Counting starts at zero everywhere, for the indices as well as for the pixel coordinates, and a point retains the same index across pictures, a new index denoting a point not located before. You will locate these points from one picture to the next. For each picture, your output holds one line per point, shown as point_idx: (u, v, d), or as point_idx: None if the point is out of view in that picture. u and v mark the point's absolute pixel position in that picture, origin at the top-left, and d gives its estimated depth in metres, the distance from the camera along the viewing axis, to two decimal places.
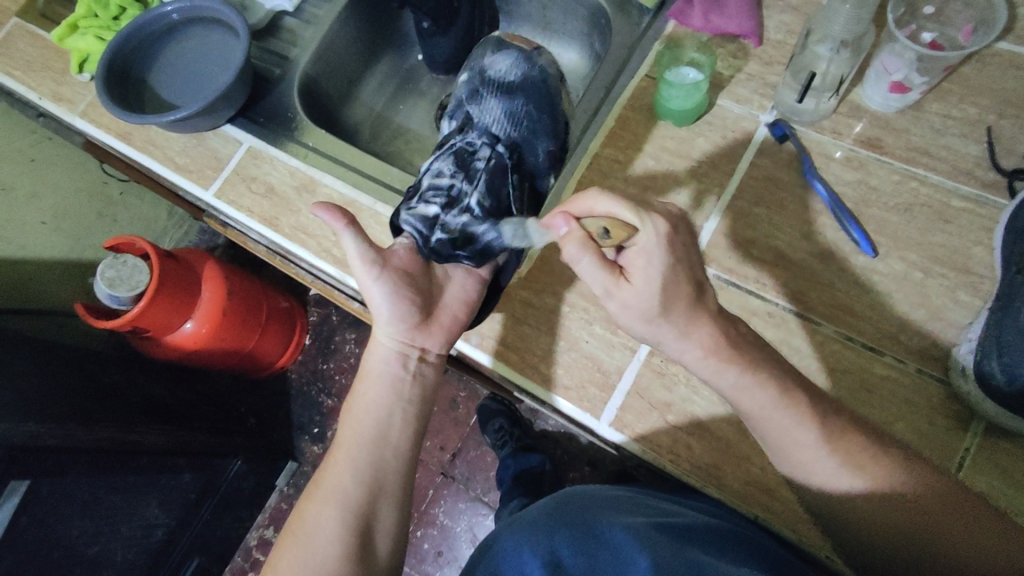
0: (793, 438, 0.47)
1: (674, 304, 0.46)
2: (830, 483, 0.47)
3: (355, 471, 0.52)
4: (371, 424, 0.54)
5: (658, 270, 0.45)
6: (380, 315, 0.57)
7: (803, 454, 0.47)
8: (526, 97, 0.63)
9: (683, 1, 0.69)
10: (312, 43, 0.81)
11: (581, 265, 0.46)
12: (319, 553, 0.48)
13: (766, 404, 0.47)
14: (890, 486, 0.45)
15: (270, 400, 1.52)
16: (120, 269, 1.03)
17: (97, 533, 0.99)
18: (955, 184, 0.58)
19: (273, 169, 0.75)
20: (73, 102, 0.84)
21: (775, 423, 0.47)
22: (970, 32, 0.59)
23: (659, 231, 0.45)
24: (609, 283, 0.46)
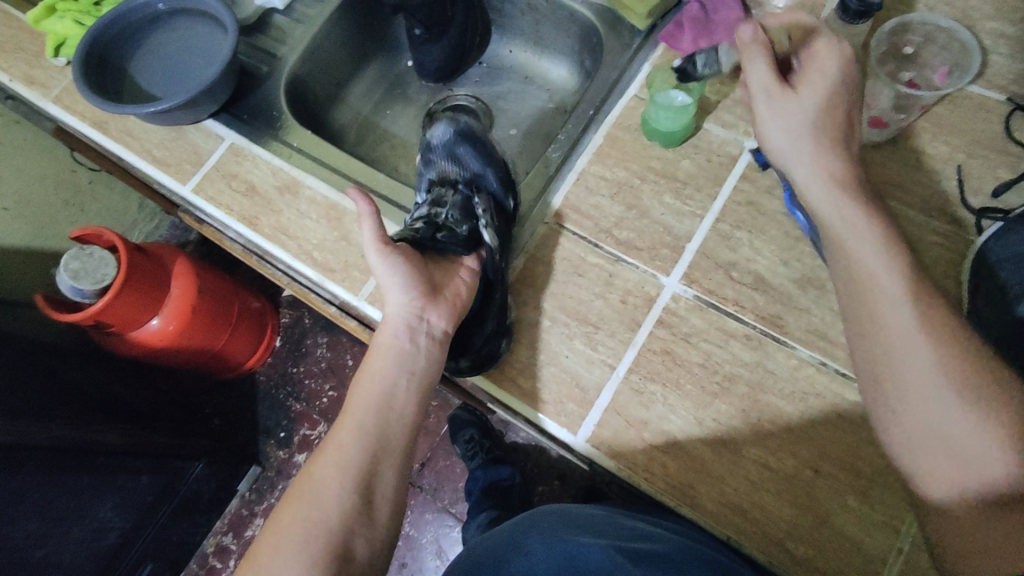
0: (921, 377, 0.45)
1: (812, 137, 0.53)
2: (914, 426, 0.45)
3: (360, 432, 0.53)
4: (377, 389, 0.55)
5: (826, 83, 0.54)
6: (391, 289, 0.58)
7: (915, 390, 0.45)
8: (465, 144, 0.68)
9: (673, 26, 0.71)
10: (302, 42, 0.80)
11: (759, 66, 0.55)
12: (324, 512, 0.49)
13: (914, 326, 0.46)
14: (994, 450, 0.43)
15: (235, 402, 1.49)
16: (86, 261, 0.99)
17: (46, 534, 0.94)
18: (926, 219, 0.60)
19: (255, 167, 0.73)
20: (46, 87, 0.81)
21: (895, 346, 0.46)
22: (944, 75, 0.62)
23: (844, 54, 0.54)
24: (774, 87, 0.54)
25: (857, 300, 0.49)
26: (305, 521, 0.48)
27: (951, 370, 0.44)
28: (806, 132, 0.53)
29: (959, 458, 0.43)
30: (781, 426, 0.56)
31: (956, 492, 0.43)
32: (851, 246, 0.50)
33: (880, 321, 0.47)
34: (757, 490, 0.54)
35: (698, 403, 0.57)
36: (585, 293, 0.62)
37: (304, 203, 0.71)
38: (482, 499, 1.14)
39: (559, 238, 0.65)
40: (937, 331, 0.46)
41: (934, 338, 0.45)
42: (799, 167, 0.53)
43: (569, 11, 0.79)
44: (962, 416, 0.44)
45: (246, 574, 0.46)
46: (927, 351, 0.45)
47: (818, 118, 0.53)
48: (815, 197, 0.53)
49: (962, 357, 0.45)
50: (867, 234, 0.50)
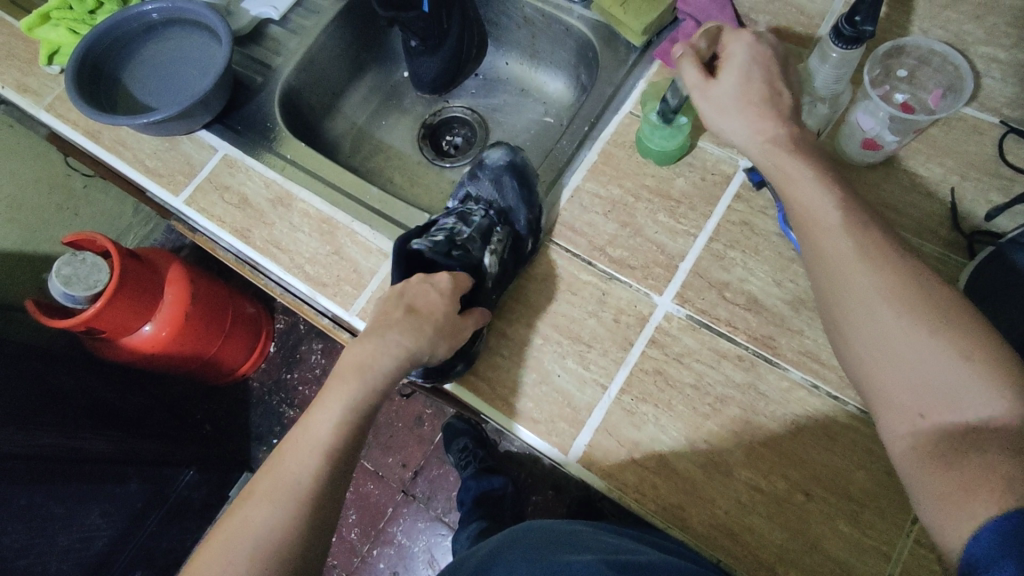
0: (874, 314, 0.43)
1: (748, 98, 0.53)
2: (879, 371, 0.42)
3: (313, 463, 0.49)
4: (358, 379, 0.52)
5: (756, 67, 0.54)
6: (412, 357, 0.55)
7: (862, 323, 0.43)
8: (512, 175, 0.67)
9: (668, 42, 0.71)
10: (297, 53, 0.80)
11: (688, 70, 0.56)
12: (292, 498, 0.48)
13: (833, 246, 0.46)
14: (957, 382, 0.39)
15: (228, 408, 1.48)
16: (77, 268, 0.98)
17: (28, 544, 0.91)
18: (919, 241, 0.60)
19: (248, 179, 0.73)
20: (39, 95, 0.80)
21: (839, 266, 0.45)
22: (940, 97, 0.61)
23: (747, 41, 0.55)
24: (703, 81, 0.55)
25: (808, 249, 0.48)
26: (246, 549, 0.47)
27: (902, 302, 0.42)
28: (749, 110, 0.53)
29: (936, 395, 0.39)
30: (772, 449, 0.55)
31: (933, 436, 0.39)
32: (800, 198, 0.49)
33: (824, 267, 0.46)
34: (748, 513, 0.54)
35: (689, 424, 0.57)
36: (578, 312, 0.62)
37: (297, 217, 0.71)
38: (474, 509, 1.13)
39: (552, 256, 0.65)
40: (880, 262, 0.44)
41: (877, 268, 0.44)
42: (732, 124, 0.54)
43: (565, 26, 0.79)
44: (919, 339, 0.41)
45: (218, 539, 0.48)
46: (874, 288, 0.43)
47: (751, 96, 0.53)
48: (755, 149, 0.53)
49: (906, 284, 0.42)
50: (802, 174, 0.49)
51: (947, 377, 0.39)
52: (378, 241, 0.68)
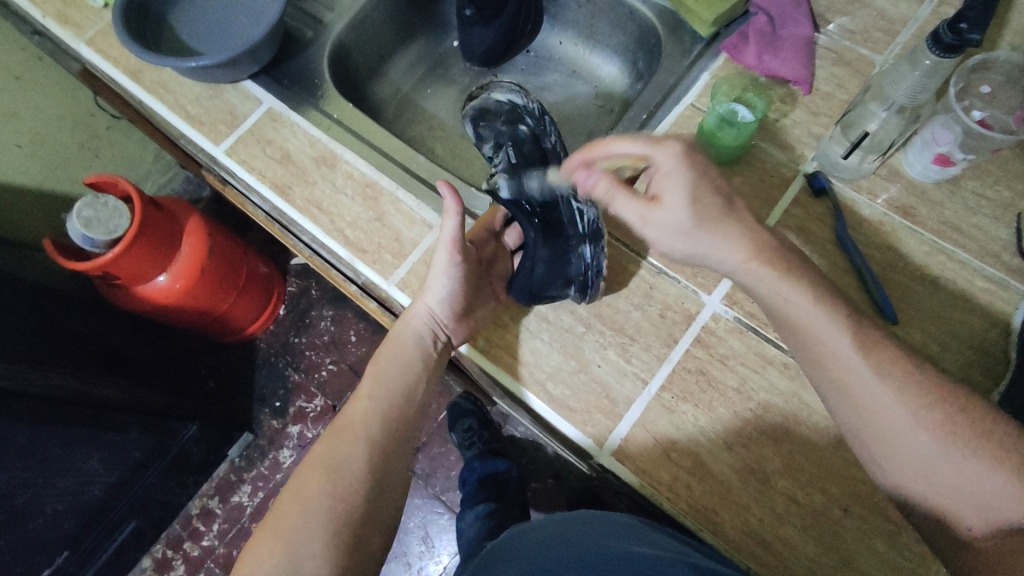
0: (909, 446, 0.43)
1: (706, 222, 0.50)
2: (914, 483, 0.44)
3: (379, 416, 0.57)
4: (397, 369, 0.60)
5: (684, 189, 0.50)
6: (433, 292, 0.60)
7: (899, 453, 0.44)
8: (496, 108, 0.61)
9: (737, 36, 0.69)
10: (350, 11, 0.78)
11: (621, 203, 0.53)
12: (347, 478, 0.53)
13: (828, 343, 0.46)
14: (1007, 491, 0.41)
15: (233, 366, 1.47)
16: (98, 210, 0.96)
17: (25, 483, 0.91)
18: (980, 264, 0.59)
19: (292, 135, 0.71)
20: (81, 28, 0.78)
21: (849, 379, 0.45)
22: (1021, 119, 0.59)
23: (676, 152, 0.51)
24: (644, 212, 0.52)
25: (824, 373, 0.47)
26: (324, 497, 0.52)
27: (933, 427, 0.43)
28: (699, 233, 0.50)
29: (941, 493, 0.43)
30: (812, 460, 0.54)
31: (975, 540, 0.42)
32: (817, 330, 0.47)
33: (848, 397, 0.46)
34: (782, 523, 0.53)
35: (729, 428, 0.56)
36: (623, 303, 0.61)
37: (340, 178, 0.69)
38: (477, 491, 1.13)
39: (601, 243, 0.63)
40: (907, 392, 0.44)
41: (906, 398, 0.44)
42: (700, 247, 0.51)
43: (629, 9, 0.77)
44: (961, 463, 0.42)
45: (272, 515, 0.51)
46: (907, 413, 0.43)
47: (699, 213, 0.50)
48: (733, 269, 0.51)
49: (935, 411, 0.43)
50: (778, 282, 0.49)
51: (987, 491, 0.41)
52: (422, 211, 0.67)
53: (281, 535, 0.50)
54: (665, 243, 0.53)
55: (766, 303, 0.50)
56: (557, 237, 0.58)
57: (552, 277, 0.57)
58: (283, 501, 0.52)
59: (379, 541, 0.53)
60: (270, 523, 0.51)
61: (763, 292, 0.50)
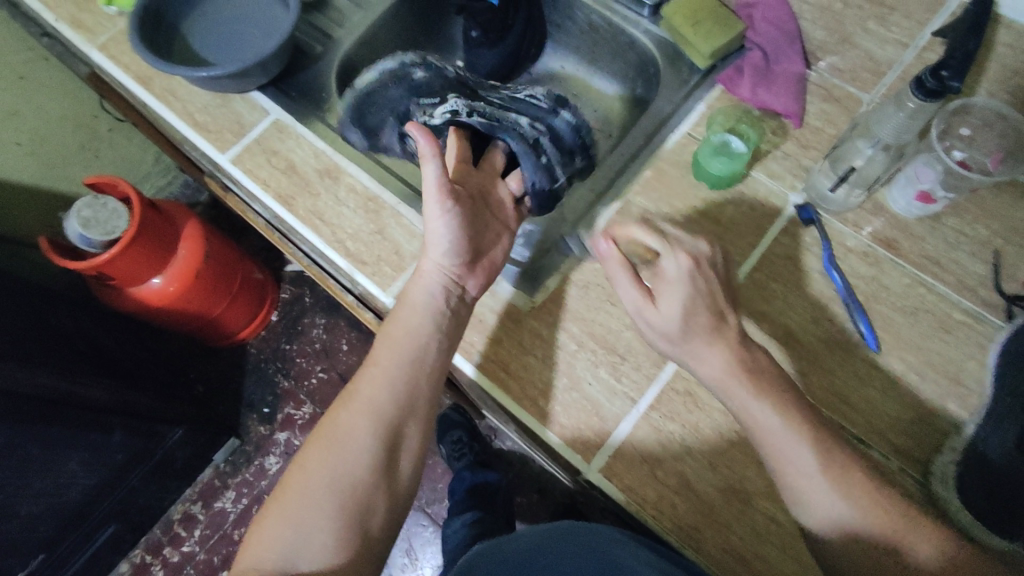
0: (809, 485, 0.48)
1: (695, 331, 0.52)
2: (818, 515, 0.48)
3: (387, 391, 0.54)
4: (408, 342, 0.56)
5: (683, 289, 0.53)
6: (435, 244, 0.58)
7: (808, 492, 0.48)
8: (392, 92, 0.71)
9: (733, 70, 0.72)
10: (359, 28, 0.80)
11: (621, 280, 0.54)
12: (350, 461, 0.51)
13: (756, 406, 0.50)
14: (881, 529, 0.47)
15: (222, 371, 1.46)
16: (97, 211, 0.97)
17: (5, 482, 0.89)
18: (958, 298, 0.61)
19: (297, 147, 0.73)
20: (93, 33, 0.80)
21: (776, 441, 0.50)
22: (998, 161, 0.62)
23: (683, 265, 0.53)
24: (641, 301, 0.54)
25: (749, 430, 0.51)
26: (328, 476, 0.50)
27: (837, 476, 0.48)
28: (678, 335, 0.53)
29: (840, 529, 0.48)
30: None
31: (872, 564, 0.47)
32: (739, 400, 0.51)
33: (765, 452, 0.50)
34: (762, 543, 0.55)
35: (714, 448, 0.57)
36: (615, 323, 0.63)
37: (343, 191, 0.70)
38: (465, 499, 1.13)
39: (595, 263, 0.65)
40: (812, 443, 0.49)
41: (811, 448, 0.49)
42: (686, 355, 0.53)
43: (630, 38, 0.79)
44: (848, 504, 0.48)
45: (272, 499, 0.51)
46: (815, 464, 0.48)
47: (688, 321, 0.52)
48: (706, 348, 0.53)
49: (840, 464, 0.49)
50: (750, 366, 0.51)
51: (872, 530, 0.47)
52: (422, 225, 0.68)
53: (281, 512, 0.49)
54: (656, 338, 0.55)
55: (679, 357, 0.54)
56: (539, 118, 0.68)
57: (563, 151, 0.66)
58: (287, 480, 0.51)
59: (382, 529, 0.52)
60: (272, 497, 0.51)
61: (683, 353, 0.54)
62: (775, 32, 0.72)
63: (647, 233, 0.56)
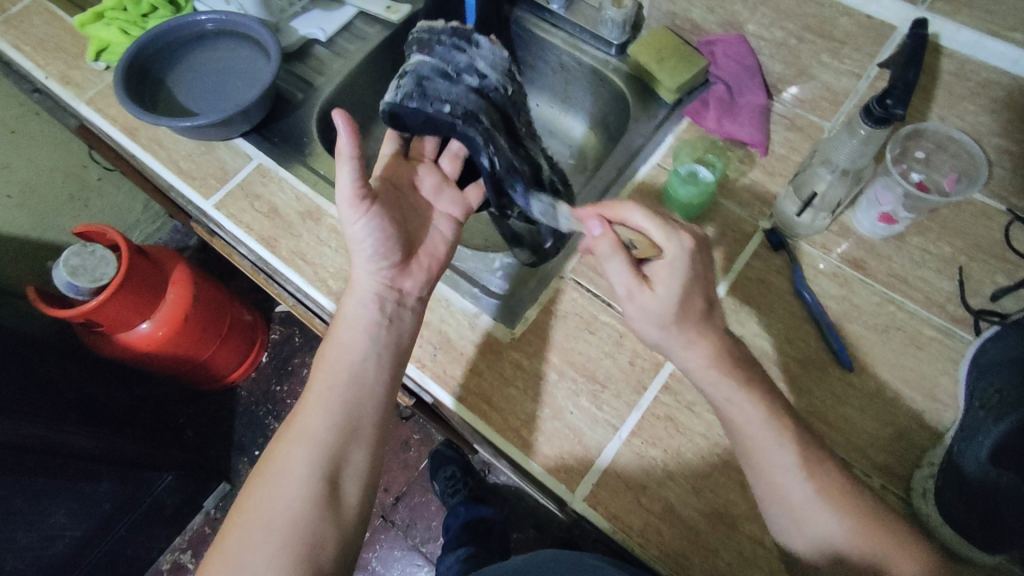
0: (804, 507, 0.48)
1: (687, 317, 0.52)
2: (810, 535, 0.49)
3: (326, 415, 0.54)
4: (344, 361, 0.57)
5: (679, 281, 0.51)
6: (360, 249, 0.58)
7: (806, 515, 0.48)
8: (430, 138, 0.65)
9: (698, 103, 0.75)
10: (339, 75, 0.84)
11: (614, 263, 0.53)
12: (288, 493, 0.51)
13: (750, 421, 0.50)
14: (873, 549, 0.47)
15: (211, 415, 1.45)
16: (85, 259, 0.98)
17: None
18: (927, 314, 0.62)
19: (280, 190, 0.74)
20: (81, 88, 0.82)
21: (763, 456, 0.50)
22: (954, 181, 0.65)
23: (685, 246, 0.51)
24: (634, 285, 0.52)
25: (745, 454, 0.51)
26: (272, 518, 0.50)
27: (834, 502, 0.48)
28: (671, 323, 0.52)
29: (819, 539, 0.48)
30: None
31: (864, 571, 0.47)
32: (735, 416, 0.51)
33: (759, 471, 0.50)
34: (750, 566, 0.54)
35: (697, 472, 0.58)
36: (594, 351, 0.64)
37: (325, 231, 0.72)
38: (460, 536, 1.12)
39: (572, 293, 0.67)
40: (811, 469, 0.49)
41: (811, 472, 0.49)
42: (672, 341, 0.53)
43: (600, 76, 0.83)
44: (840, 523, 0.48)
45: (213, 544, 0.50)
46: (808, 487, 0.48)
47: (682, 311, 0.51)
48: (694, 367, 0.53)
49: (835, 486, 0.49)
50: (733, 392, 0.51)
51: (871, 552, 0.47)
52: None
53: (222, 558, 0.49)
54: (638, 323, 0.53)
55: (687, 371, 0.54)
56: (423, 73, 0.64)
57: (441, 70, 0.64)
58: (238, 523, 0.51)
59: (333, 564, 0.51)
60: (217, 544, 0.50)
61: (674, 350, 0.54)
62: (735, 66, 0.74)
63: (648, 216, 0.53)
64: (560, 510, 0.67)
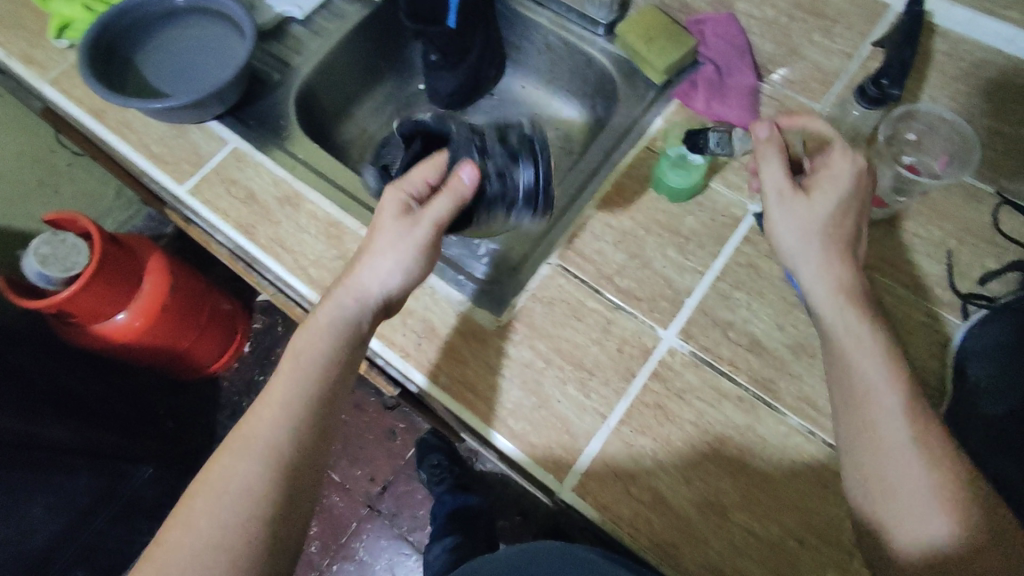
0: (901, 457, 0.46)
1: (832, 236, 0.54)
2: (916, 521, 0.45)
3: (286, 416, 0.50)
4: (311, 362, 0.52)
5: (844, 190, 0.54)
6: (391, 259, 0.54)
7: (903, 469, 0.46)
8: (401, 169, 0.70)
9: (687, 84, 0.73)
10: (317, 55, 0.81)
11: (773, 163, 0.56)
12: (238, 502, 0.46)
13: (871, 356, 0.49)
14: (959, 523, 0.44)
15: (193, 405, 1.43)
16: (56, 248, 0.94)
17: None
18: (917, 299, 0.62)
19: (256, 175, 0.72)
20: (43, 68, 0.78)
21: (877, 400, 0.48)
22: (945, 163, 0.64)
23: (855, 167, 0.55)
24: (788, 190, 0.55)
25: (852, 399, 0.49)
26: (203, 530, 0.45)
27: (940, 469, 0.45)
28: (816, 234, 0.54)
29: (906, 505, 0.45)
30: (766, 491, 0.56)
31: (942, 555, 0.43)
32: (855, 357, 0.50)
33: (875, 433, 0.47)
34: (739, 555, 0.54)
35: (686, 460, 0.57)
36: (582, 338, 0.62)
37: (304, 217, 0.69)
38: (447, 524, 1.11)
39: (560, 280, 0.65)
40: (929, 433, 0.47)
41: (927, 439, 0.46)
42: (809, 256, 0.54)
43: (587, 57, 0.81)
44: (928, 488, 0.45)
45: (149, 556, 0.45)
46: (915, 450, 0.46)
47: (835, 222, 0.54)
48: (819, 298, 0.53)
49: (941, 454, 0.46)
50: (855, 322, 0.51)
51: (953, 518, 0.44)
52: None
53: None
54: (783, 226, 0.55)
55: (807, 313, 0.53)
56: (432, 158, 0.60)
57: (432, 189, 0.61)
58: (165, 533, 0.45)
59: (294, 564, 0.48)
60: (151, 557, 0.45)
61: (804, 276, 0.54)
62: (726, 45, 0.73)
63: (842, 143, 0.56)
64: (548, 499, 0.66)
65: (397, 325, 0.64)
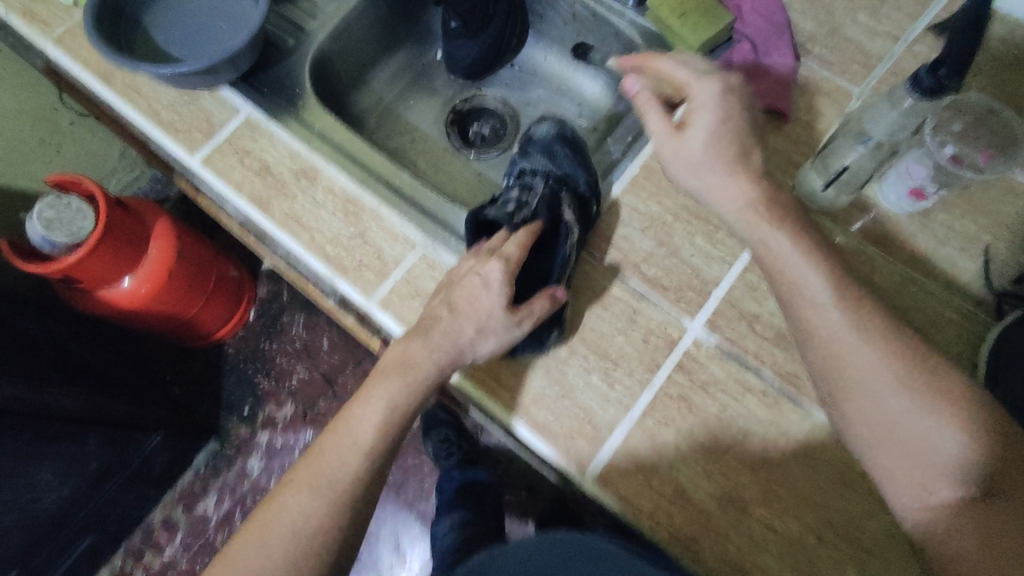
0: (887, 407, 0.48)
1: (726, 155, 0.57)
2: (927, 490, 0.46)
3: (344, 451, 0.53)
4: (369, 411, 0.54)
5: (719, 120, 0.58)
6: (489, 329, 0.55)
7: (891, 422, 0.48)
8: (543, 147, 0.70)
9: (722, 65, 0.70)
10: (333, 19, 0.77)
11: (652, 113, 0.60)
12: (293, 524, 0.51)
13: (843, 314, 0.51)
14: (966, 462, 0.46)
15: (199, 372, 1.42)
16: (60, 211, 0.92)
17: None
18: (950, 296, 0.60)
19: (271, 147, 0.69)
20: (47, 25, 0.75)
21: (848, 350, 0.50)
22: (989, 157, 0.60)
23: (714, 90, 0.59)
24: (667, 128, 0.59)
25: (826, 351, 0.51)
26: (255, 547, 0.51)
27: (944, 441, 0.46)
28: (702, 164, 0.58)
29: (909, 462, 0.47)
30: (788, 488, 0.55)
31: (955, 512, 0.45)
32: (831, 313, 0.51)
33: (876, 415, 0.49)
34: (759, 550, 0.54)
35: (708, 454, 0.56)
36: (606, 327, 0.61)
37: (321, 193, 0.67)
38: (452, 497, 1.12)
39: (584, 266, 0.64)
40: (948, 409, 0.47)
41: (945, 415, 0.47)
42: (712, 184, 0.58)
43: (615, 29, 0.77)
44: (928, 434, 0.47)
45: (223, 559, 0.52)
46: (914, 410, 0.47)
47: (715, 144, 0.57)
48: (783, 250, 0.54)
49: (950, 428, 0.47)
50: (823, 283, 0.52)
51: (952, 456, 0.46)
52: (406, 228, 0.65)
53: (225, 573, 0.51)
54: (680, 173, 0.59)
55: (777, 285, 0.55)
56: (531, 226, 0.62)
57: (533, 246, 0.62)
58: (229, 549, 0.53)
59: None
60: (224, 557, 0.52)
61: (768, 251, 0.55)
62: (764, 23, 0.70)
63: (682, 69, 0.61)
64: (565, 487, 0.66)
65: (418, 309, 0.62)
